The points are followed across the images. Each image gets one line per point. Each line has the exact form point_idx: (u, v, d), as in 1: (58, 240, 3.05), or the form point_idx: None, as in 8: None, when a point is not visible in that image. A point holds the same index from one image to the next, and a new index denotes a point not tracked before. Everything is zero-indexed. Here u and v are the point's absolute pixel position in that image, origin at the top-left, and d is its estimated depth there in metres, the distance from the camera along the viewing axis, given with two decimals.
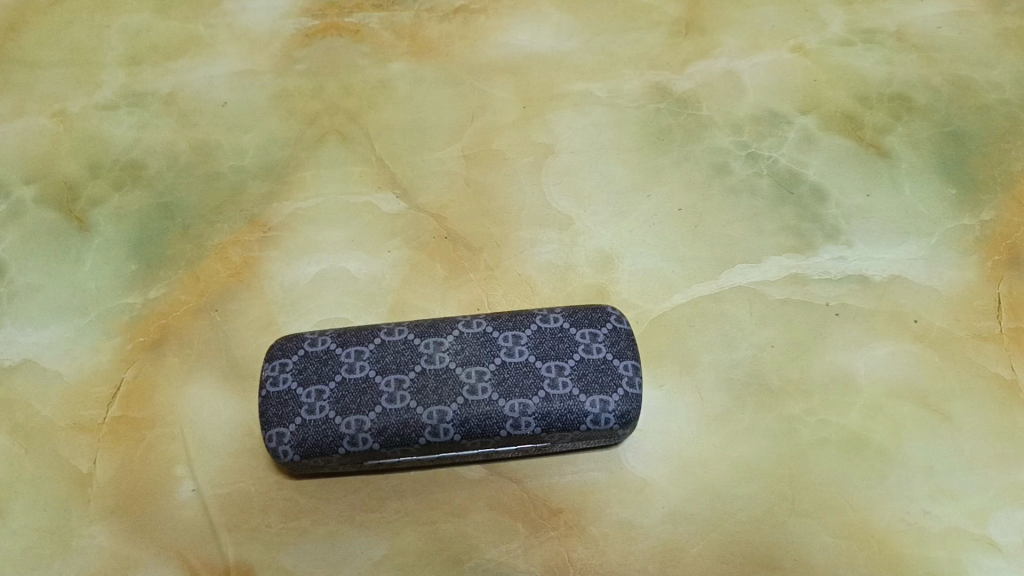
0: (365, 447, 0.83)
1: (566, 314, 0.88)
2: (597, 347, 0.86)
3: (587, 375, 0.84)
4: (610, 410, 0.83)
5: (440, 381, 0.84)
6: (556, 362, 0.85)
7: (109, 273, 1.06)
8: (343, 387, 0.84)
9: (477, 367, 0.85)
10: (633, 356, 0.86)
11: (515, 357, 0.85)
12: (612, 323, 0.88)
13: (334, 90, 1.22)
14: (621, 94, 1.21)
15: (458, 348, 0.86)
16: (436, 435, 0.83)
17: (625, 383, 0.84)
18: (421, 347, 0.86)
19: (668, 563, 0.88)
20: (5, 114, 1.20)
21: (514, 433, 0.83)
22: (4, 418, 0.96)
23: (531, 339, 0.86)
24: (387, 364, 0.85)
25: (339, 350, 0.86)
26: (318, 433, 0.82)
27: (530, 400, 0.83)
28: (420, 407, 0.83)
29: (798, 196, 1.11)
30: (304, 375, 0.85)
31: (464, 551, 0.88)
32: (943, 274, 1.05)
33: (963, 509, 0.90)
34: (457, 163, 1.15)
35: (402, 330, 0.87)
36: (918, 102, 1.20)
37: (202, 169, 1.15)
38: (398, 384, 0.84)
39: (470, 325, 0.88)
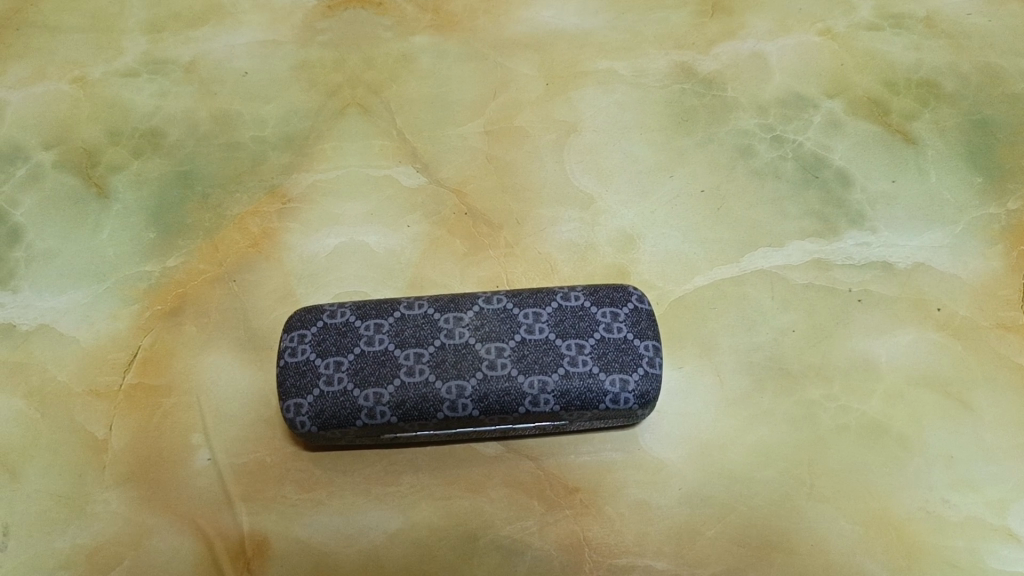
0: (383, 420, 0.82)
1: (587, 293, 0.88)
2: (618, 326, 0.85)
3: (607, 354, 0.84)
4: (630, 389, 0.83)
5: (460, 355, 0.83)
6: (577, 341, 0.84)
7: (128, 240, 1.06)
8: (362, 359, 0.83)
9: (498, 342, 0.84)
10: (654, 336, 0.85)
11: (535, 335, 0.84)
12: (634, 303, 0.87)
13: (356, 62, 1.21)
14: (646, 74, 1.20)
15: (478, 324, 0.85)
16: (454, 410, 0.82)
17: (645, 363, 0.83)
18: (441, 322, 0.85)
19: (684, 545, 0.87)
20: (25, 78, 1.20)
21: (533, 410, 0.82)
22: (20, 381, 0.96)
23: (552, 317, 0.86)
24: (407, 337, 0.84)
25: (358, 323, 0.85)
26: (336, 404, 0.82)
27: (550, 377, 0.82)
28: (439, 381, 0.82)
29: (822, 181, 1.10)
30: (323, 346, 0.84)
31: (479, 527, 0.88)
32: (968, 263, 1.04)
33: (983, 499, 0.90)
34: (479, 139, 1.14)
35: (422, 305, 0.87)
36: (946, 89, 1.18)
37: (222, 138, 1.15)
38: (418, 358, 0.83)
39: (490, 301, 0.87)
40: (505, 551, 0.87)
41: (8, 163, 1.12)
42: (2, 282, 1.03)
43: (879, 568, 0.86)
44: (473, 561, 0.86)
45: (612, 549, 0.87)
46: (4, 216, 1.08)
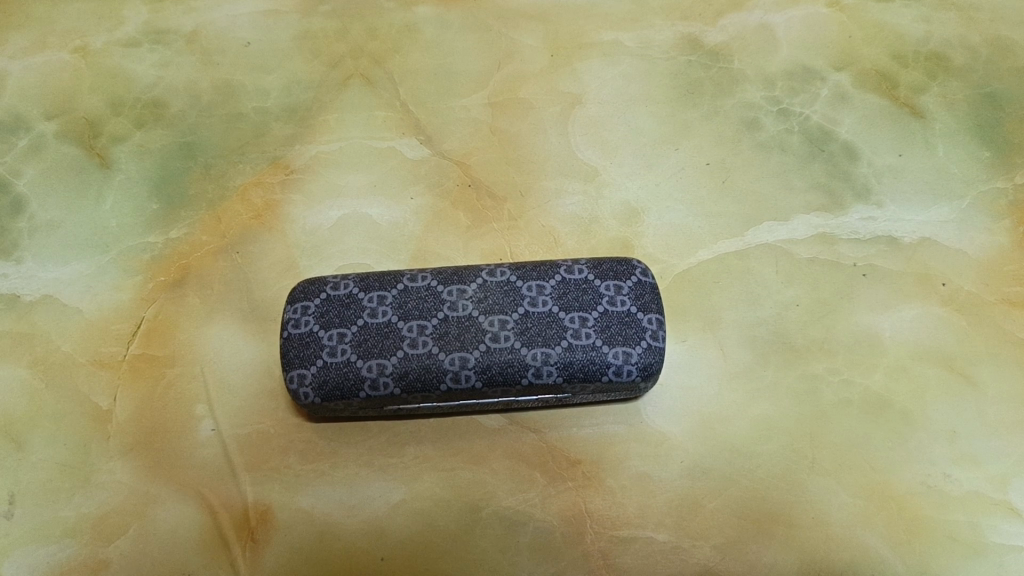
0: (386, 391, 0.82)
1: (591, 266, 0.87)
2: (621, 299, 0.85)
3: (611, 327, 0.83)
4: (633, 362, 0.83)
5: (463, 328, 0.83)
6: (580, 314, 0.84)
7: (131, 211, 1.06)
8: (365, 331, 0.83)
9: (501, 315, 0.84)
10: (657, 310, 0.85)
11: (538, 308, 0.84)
12: (637, 276, 0.87)
13: (359, 33, 1.20)
14: (652, 45, 1.19)
15: (481, 296, 0.85)
16: (457, 382, 0.82)
17: (649, 336, 0.83)
18: (444, 294, 0.85)
19: (686, 517, 0.88)
20: (26, 47, 1.19)
21: (535, 382, 0.82)
22: (24, 352, 0.96)
23: (555, 290, 0.85)
24: (410, 309, 0.84)
25: (361, 295, 0.85)
26: (339, 375, 0.82)
27: (553, 349, 0.82)
28: (442, 353, 0.82)
29: (829, 154, 1.09)
30: (326, 318, 0.84)
31: (481, 499, 0.88)
32: (974, 238, 1.03)
33: (985, 474, 0.90)
34: (483, 111, 1.13)
35: (425, 277, 0.87)
36: (954, 62, 1.17)
37: (225, 109, 1.14)
38: (421, 330, 0.83)
39: (493, 274, 0.87)
40: (507, 522, 0.87)
41: (10, 133, 1.12)
42: (5, 252, 1.03)
43: (880, 541, 0.87)
44: (476, 532, 0.87)
45: (614, 522, 0.87)
46: (6, 186, 1.08)
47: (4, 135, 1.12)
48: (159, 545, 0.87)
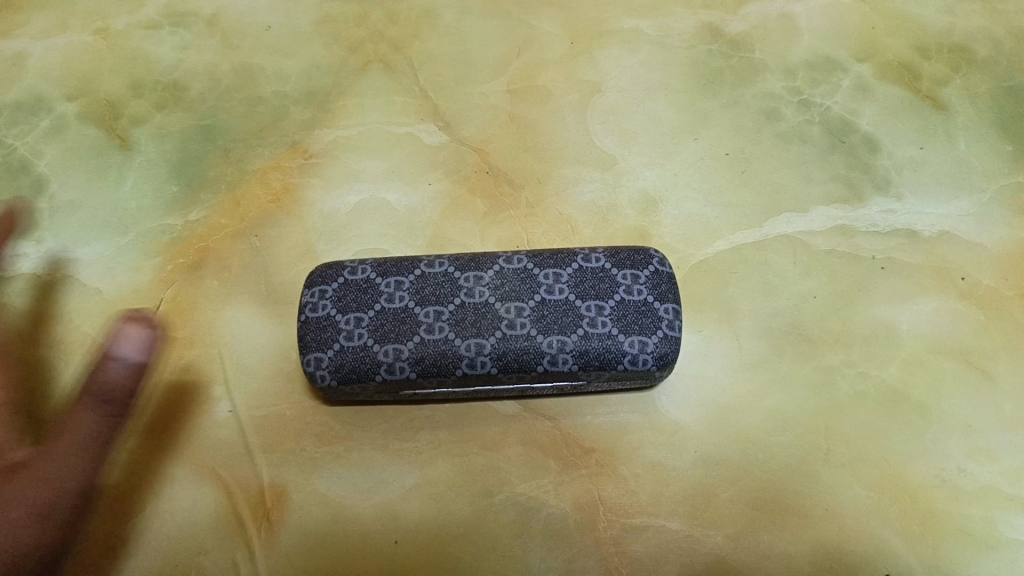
0: (402, 375, 0.82)
1: (608, 255, 0.87)
2: (638, 288, 0.85)
3: (627, 315, 0.83)
4: (648, 351, 0.83)
5: (479, 314, 0.83)
6: (596, 302, 0.84)
7: (150, 193, 1.06)
8: (381, 316, 0.84)
9: (517, 302, 0.84)
10: (674, 300, 0.85)
11: (555, 295, 0.84)
12: (654, 266, 0.87)
13: (379, 18, 1.20)
14: (672, 34, 1.18)
15: (497, 283, 0.85)
16: (473, 368, 0.82)
17: (665, 325, 0.83)
18: (461, 280, 0.85)
19: (699, 507, 0.88)
20: (47, 28, 1.19)
21: (551, 369, 0.83)
22: (44, 331, 0.98)
23: (573, 278, 0.85)
24: (427, 295, 0.85)
25: (379, 279, 0.86)
26: (356, 359, 0.82)
27: (570, 337, 0.82)
28: (458, 339, 0.82)
29: (848, 145, 1.09)
30: (343, 302, 0.84)
31: (495, 484, 0.89)
32: (994, 232, 1.02)
33: (999, 469, 0.90)
34: (501, 98, 1.13)
35: (442, 263, 0.87)
36: (978, 54, 1.16)
37: (244, 93, 1.14)
38: (437, 316, 0.83)
39: (511, 261, 0.87)
40: (520, 508, 0.88)
41: (31, 114, 1.13)
42: (26, 233, 1.04)
43: (893, 534, 0.87)
44: (489, 517, 0.88)
45: (627, 510, 0.88)
46: (28, 167, 1.09)
47: (26, 116, 1.13)
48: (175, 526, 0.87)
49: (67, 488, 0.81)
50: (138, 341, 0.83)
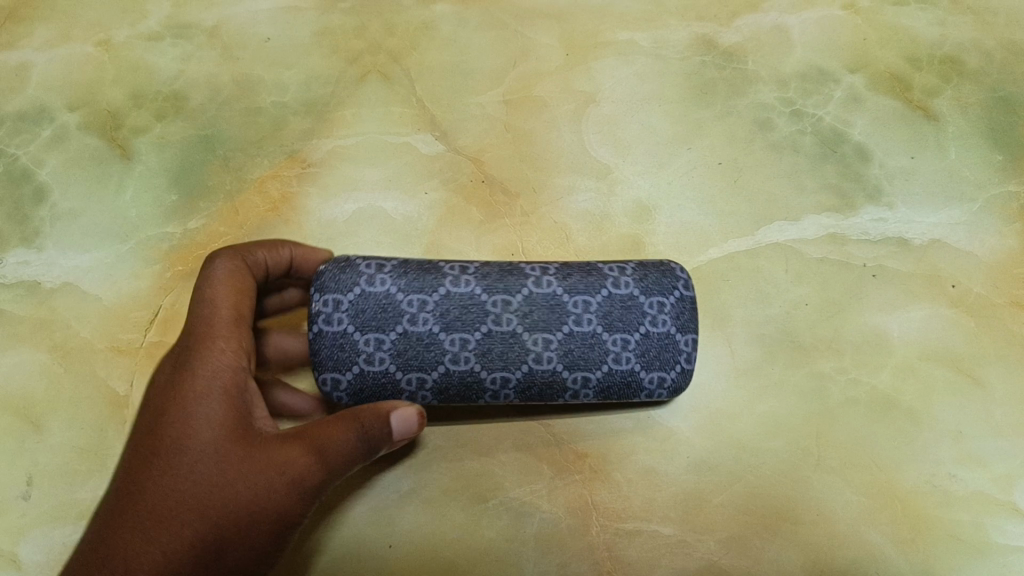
0: (423, 400, 0.82)
1: (636, 280, 0.84)
2: (663, 321, 0.83)
3: (650, 351, 0.83)
4: (666, 385, 0.84)
5: (505, 345, 0.81)
6: (623, 336, 0.82)
7: (150, 202, 1.08)
8: (404, 339, 0.80)
9: (545, 334, 0.81)
10: (696, 330, 0.84)
11: (583, 326, 0.82)
12: (679, 291, 0.84)
13: (377, 30, 1.21)
14: (667, 45, 1.19)
15: (526, 310, 0.82)
16: (495, 398, 0.83)
17: (686, 359, 0.84)
18: (488, 304, 0.81)
19: (692, 512, 0.89)
20: (50, 39, 1.21)
21: (569, 399, 0.84)
22: (44, 337, 0.99)
23: (602, 307, 0.82)
24: (452, 320, 0.81)
25: (400, 296, 0.81)
26: (377, 384, 0.81)
27: (594, 374, 0.82)
28: (483, 371, 0.81)
29: (841, 155, 1.10)
30: (362, 319, 0.80)
31: (488, 489, 0.90)
32: (985, 241, 1.03)
33: (989, 474, 0.91)
34: (497, 108, 1.14)
35: (468, 282, 0.82)
36: (969, 65, 1.17)
37: (243, 103, 1.15)
38: (463, 344, 0.81)
39: (540, 284, 0.83)
40: (514, 512, 0.89)
41: (34, 124, 1.15)
42: (28, 241, 1.06)
43: (883, 538, 0.88)
44: (483, 521, 0.88)
45: (620, 514, 0.89)
46: (31, 176, 1.11)
47: (29, 126, 1.14)
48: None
49: (328, 476, 0.75)
50: (406, 414, 0.77)
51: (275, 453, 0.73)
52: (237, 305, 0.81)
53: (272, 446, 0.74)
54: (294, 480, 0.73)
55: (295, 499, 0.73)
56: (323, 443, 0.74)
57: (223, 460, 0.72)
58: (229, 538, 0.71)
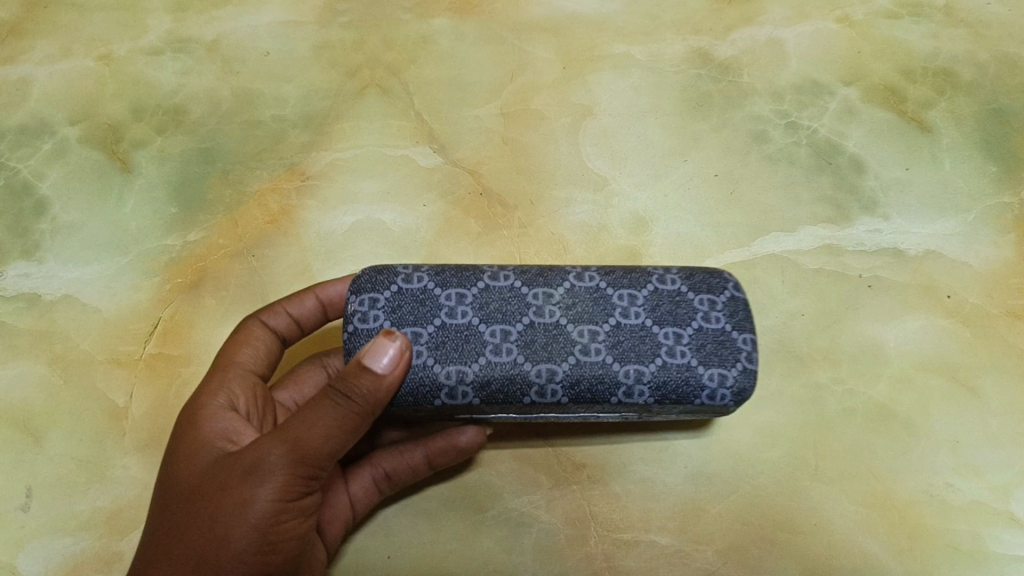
0: (464, 400, 0.74)
1: (683, 277, 0.80)
2: (715, 316, 0.78)
3: (705, 346, 0.76)
4: (727, 385, 0.75)
5: (551, 337, 0.76)
6: (674, 329, 0.77)
7: (149, 214, 1.08)
8: (442, 332, 0.75)
9: (591, 325, 0.76)
10: (752, 330, 0.78)
11: (631, 318, 0.77)
12: (730, 290, 0.79)
13: (375, 44, 1.22)
14: (663, 59, 1.20)
15: (569, 303, 0.78)
16: (542, 396, 0.74)
17: (745, 357, 0.76)
18: (528, 297, 0.77)
19: (689, 522, 0.89)
20: (51, 54, 1.22)
21: (626, 402, 0.75)
22: (44, 349, 1.00)
23: (649, 300, 0.78)
24: (492, 312, 0.76)
25: (438, 290, 0.77)
26: (413, 381, 0.73)
27: (647, 367, 0.75)
28: (528, 364, 0.74)
29: (836, 167, 1.11)
30: (399, 315, 0.76)
31: (486, 500, 0.91)
32: (980, 251, 1.04)
33: (986, 484, 0.91)
34: (495, 121, 1.15)
35: (508, 276, 0.79)
36: (962, 77, 1.18)
37: (243, 117, 1.16)
38: (504, 335, 0.75)
39: (582, 278, 0.79)
40: (512, 523, 0.89)
41: (35, 137, 1.15)
42: (28, 253, 1.06)
43: (881, 548, 0.88)
44: (481, 532, 0.89)
45: (618, 524, 0.89)
46: (31, 189, 1.11)
47: (30, 139, 1.15)
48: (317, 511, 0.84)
49: (320, 454, 0.69)
50: (369, 355, 0.69)
51: (251, 454, 0.70)
52: (235, 354, 0.85)
53: (257, 443, 0.70)
54: (277, 467, 0.68)
55: (287, 486, 0.69)
56: (301, 417, 0.69)
57: (215, 469, 0.71)
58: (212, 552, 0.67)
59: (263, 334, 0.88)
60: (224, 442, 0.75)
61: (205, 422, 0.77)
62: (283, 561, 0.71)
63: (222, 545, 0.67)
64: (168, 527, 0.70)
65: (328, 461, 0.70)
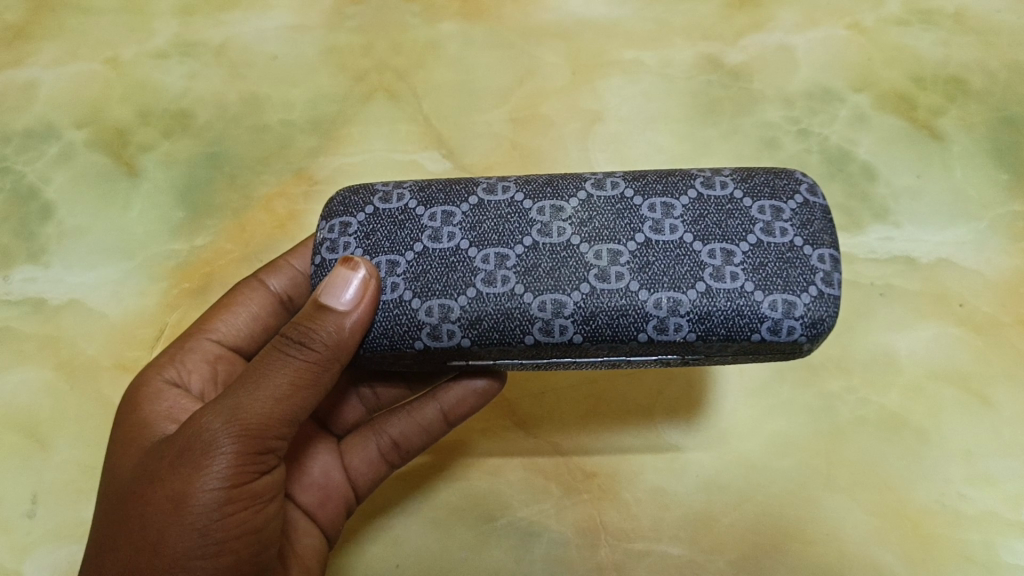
0: (451, 341, 0.67)
1: (738, 180, 0.71)
2: (781, 228, 0.68)
3: (766, 266, 0.66)
4: (796, 316, 0.64)
5: (558, 260, 0.68)
6: (722, 246, 0.67)
7: (156, 219, 1.08)
8: (422, 260, 0.69)
9: (612, 245, 0.68)
10: (830, 244, 0.68)
11: (665, 235, 0.68)
12: (802, 195, 0.70)
13: (384, 48, 1.21)
14: (672, 65, 1.19)
15: (585, 217, 0.70)
16: (548, 333, 0.66)
17: (820, 280, 0.65)
18: (531, 213, 0.71)
19: (701, 531, 0.88)
20: (58, 57, 1.21)
21: (657, 337, 0.66)
22: (50, 354, 0.99)
23: (690, 211, 0.70)
24: (486, 234, 0.70)
25: (420, 211, 0.72)
26: (390, 319, 0.67)
27: (685, 295, 0.65)
28: (529, 294, 0.67)
29: (847, 174, 1.10)
30: (372, 241, 0.71)
31: (496, 509, 0.90)
32: (991, 259, 1.03)
33: (999, 494, 0.90)
34: (504, 126, 1.15)
35: (508, 190, 0.72)
36: (973, 85, 1.17)
37: (250, 121, 1.16)
38: (500, 261, 0.68)
39: (603, 187, 0.72)
40: (522, 532, 0.89)
41: (42, 141, 1.15)
42: (35, 258, 1.06)
43: (894, 558, 0.87)
44: (490, 541, 0.89)
45: (628, 534, 0.88)
46: (37, 192, 1.11)
47: (37, 143, 1.15)
48: (311, 489, 0.84)
49: (270, 422, 0.64)
50: (327, 289, 0.65)
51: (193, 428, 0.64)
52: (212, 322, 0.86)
53: (200, 413, 0.65)
54: (218, 444, 0.62)
55: (235, 466, 0.63)
56: (247, 384, 0.65)
57: (151, 459, 0.65)
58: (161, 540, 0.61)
59: (256, 294, 0.87)
60: (166, 422, 0.73)
61: (149, 402, 0.76)
62: (237, 558, 0.64)
63: (158, 550, 0.61)
64: (105, 534, 0.64)
65: (281, 432, 0.65)
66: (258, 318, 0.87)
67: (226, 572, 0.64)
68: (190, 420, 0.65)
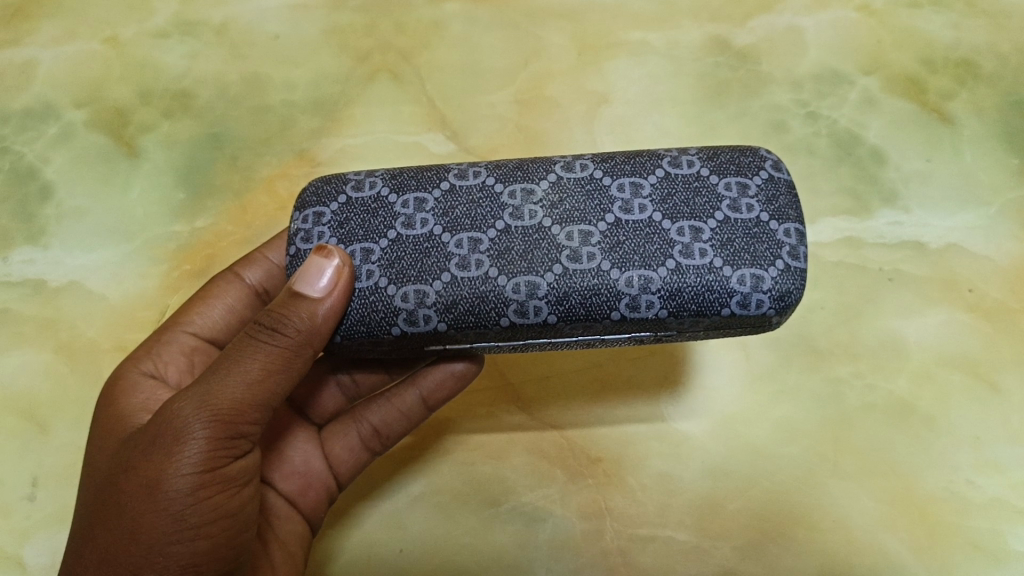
0: (428, 326, 0.66)
1: (704, 159, 0.70)
2: (747, 204, 0.67)
3: (733, 242, 0.66)
4: (764, 289, 0.64)
5: (531, 243, 0.67)
6: (691, 224, 0.66)
7: (157, 200, 1.06)
8: (396, 247, 0.68)
9: (583, 226, 0.67)
10: (795, 218, 0.67)
11: (635, 215, 0.67)
12: (766, 171, 0.69)
13: (387, 28, 1.19)
14: (679, 46, 1.18)
15: (555, 200, 0.69)
16: (523, 315, 0.65)
17: (786, 253, 0.65)
18: (502, 198, 0.69)
19: (706, 517, 0.87)
20: (56, 36, 1.20)
21: (630, 316, 0.65)
22: (49, 337, 0.98)
23: (658, 190, 0.69)
24: (459, 219, 0.69)
25: (393, 198, 0.70)
26: (366, 306, 0.66)
27: (655, 272, 0.65)
28: (502, 278, 0.66)
29: (856, 158, 1.09)
30: (346, 230, 0.69)
31: (500, 493, 0.90)
32: (1001, 245, 1.02)
33: (1008, 481, 0.89)
34: (509, 108, 1.13)
35: (479, 174, 0.71)
36: (984, 68, 1.15)
37: (252, 101, 1.14)
38: (473, 246, 0.67)
39: (572, 170, 0.71)
40: (527, 518, 0.88)
41: (41, 121, 1.14)
42: (34, 239, 1.05)
43: (902, 545, 0.86)
44: (495, 525, 0.88)
45: (634, 520, 0.88)
46: (36, 173, 1.10)
47: (36, 123, 1.14)
48: (292, 477, 0.83)
49: (242, 407, 0.63)
50: (302, 277, 0.64)
51: (166, 414, 0.63)
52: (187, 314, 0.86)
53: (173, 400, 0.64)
54: (190, 430, 0.61)
55: (208, 452, 0.62)
56: (219, 370, 0.64)
57: (126, 448, 0.64)
58: (135, 527, 0.60)
59: (231, 286, 0.87)
60: (141, 413, 0.72)
61: (125, 395, 0.75)
62: (214, 543, 0.63)
63: (133, 536, 0.60)
64: (85, 523, 0.64)
65: (255, 417, 0.64)
66: (235, 311, 0.87)
67: (204, 558, 0.63)
68: (163, 407, 0.64)
